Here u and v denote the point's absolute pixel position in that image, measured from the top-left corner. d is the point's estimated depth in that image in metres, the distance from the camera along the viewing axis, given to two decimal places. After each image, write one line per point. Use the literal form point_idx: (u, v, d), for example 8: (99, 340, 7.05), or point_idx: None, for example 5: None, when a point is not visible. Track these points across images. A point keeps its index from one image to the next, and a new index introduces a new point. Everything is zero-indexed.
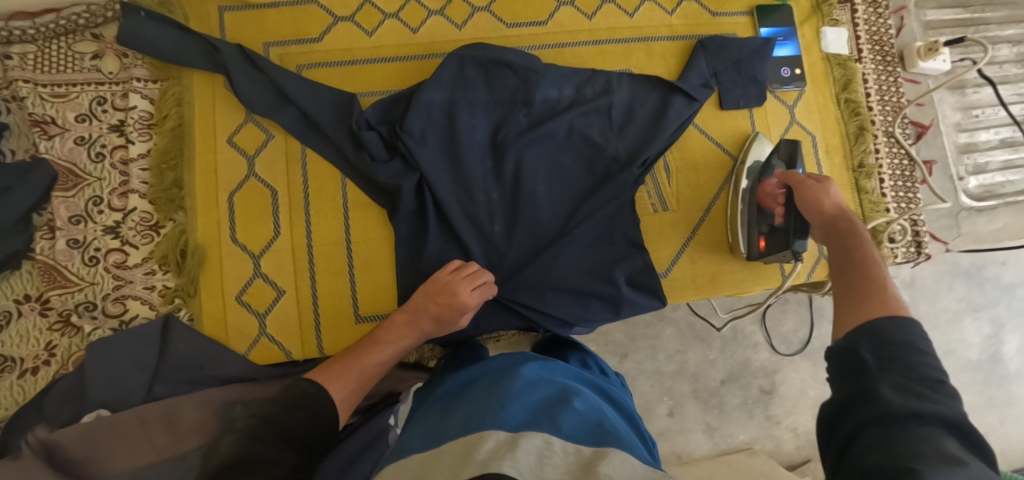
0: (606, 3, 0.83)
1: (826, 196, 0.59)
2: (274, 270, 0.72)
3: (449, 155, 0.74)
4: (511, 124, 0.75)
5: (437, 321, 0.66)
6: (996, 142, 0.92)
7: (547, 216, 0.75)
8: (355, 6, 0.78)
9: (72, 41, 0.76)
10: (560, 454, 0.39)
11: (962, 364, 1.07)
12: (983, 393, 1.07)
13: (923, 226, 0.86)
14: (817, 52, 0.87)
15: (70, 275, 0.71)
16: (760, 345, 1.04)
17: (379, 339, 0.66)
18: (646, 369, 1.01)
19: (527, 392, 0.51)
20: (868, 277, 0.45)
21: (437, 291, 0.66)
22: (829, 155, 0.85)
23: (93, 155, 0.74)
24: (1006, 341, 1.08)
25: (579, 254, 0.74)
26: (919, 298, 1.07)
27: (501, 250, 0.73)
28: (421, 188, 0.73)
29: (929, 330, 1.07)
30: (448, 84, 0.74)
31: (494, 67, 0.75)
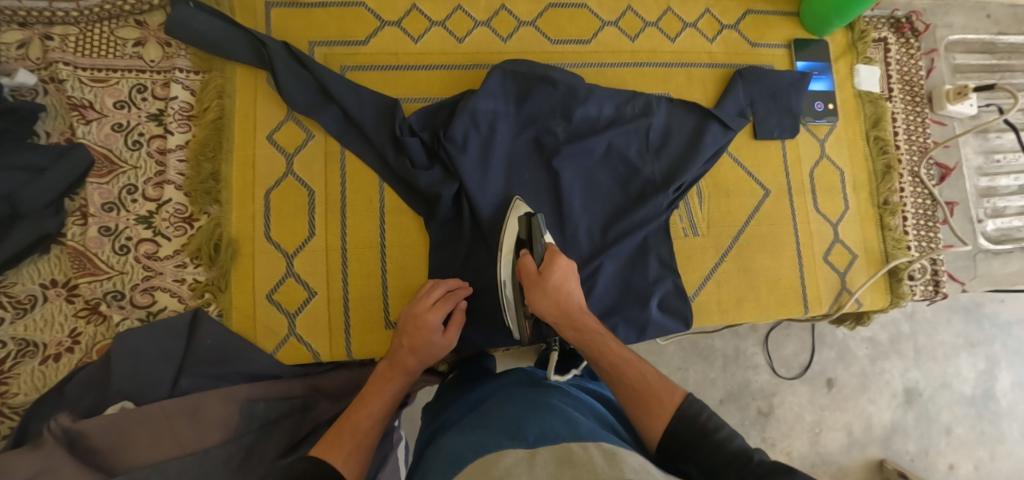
0: (649, 26, 0.84)
1: (548, 295, 0.58)
2: (307, 269, 0.72)
3: (487, 166, 0.74)
4: (553, 140, 0.76)
5: (419, 349, 0.60)
6: (1014, 187, 0.95)
7: (582, 234, 0.75)
8: (402, 12, 0.79)
9: (115, 26, 0.75)
10: (581, 449, 0.38)
11: (956, 398, 1.09)
12: (974, 428, 1.09)
13: (942, 264, 0.88)
14: (850, 88, 0.88)
15: (100, 263, 0.70)
16: (760, 367, 1.06)
17: (367, 393, 0.59)
18: None
19: (528, 405, 0.50)
20: (636, 389, 0.51)
21: (403, 323, 0.63)
22: (856, 190, 0.86)
23: (130, 142, 0.73)
24: (999, 378, 1.10)
25: (609, 272, 0.75)
26: (919, 331, 1.10)
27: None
28: (460, 198, 0.73)
29: (926, 364, 1.09)
30: (492, 96, 0.74)
31: (537, 81, 0.76)
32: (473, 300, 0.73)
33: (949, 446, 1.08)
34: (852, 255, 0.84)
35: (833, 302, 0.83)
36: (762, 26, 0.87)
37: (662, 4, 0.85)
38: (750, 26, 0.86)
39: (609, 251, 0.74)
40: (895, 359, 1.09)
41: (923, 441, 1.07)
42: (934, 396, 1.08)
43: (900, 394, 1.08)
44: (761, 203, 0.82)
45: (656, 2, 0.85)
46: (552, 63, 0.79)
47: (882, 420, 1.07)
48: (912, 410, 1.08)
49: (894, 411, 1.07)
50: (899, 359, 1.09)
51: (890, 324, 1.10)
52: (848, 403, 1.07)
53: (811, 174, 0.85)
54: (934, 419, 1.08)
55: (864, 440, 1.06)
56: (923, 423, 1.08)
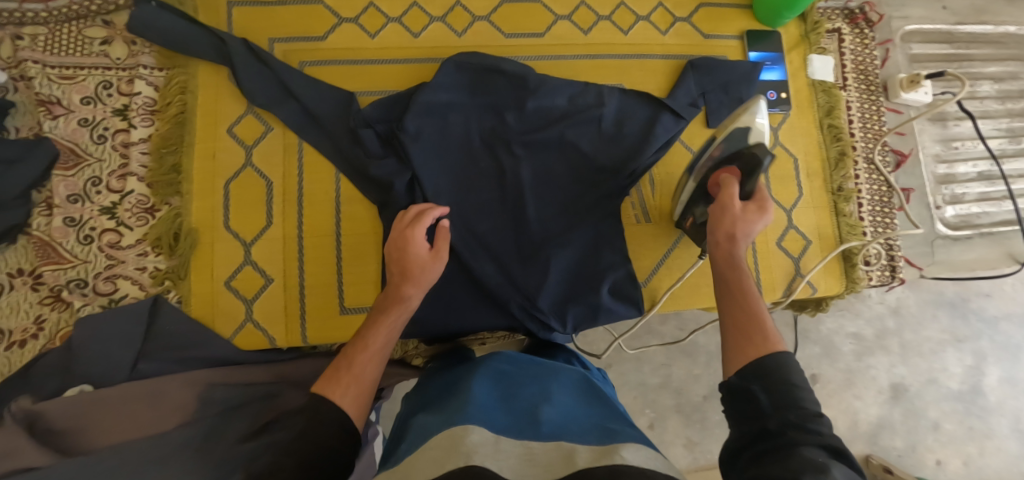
0: (602, 20, 0.86)
1: (744, 221, 0.58)
2: (263, 258, 0.74)
3: (440, 156, 0.76)
4: (506, 130, 0.78)
5: (409, 271, 0.62)
6: (974, 175, 0.96)
7: (534, 220, 0.77)
8: (360, 8, 0.81)
9: (83, 26, 0.78)
10: (542, 451, 0.40)
11: (943, 393, 1.08)
12: (962, 423, 1.08)
13: (898, 250, 0.89)
14: (803, 78, 0.90)
15: (64, 252, 0.73)
16: None
17: (368, 327, 0.58)
18: (630, 381, 1.03)
19: (494, 391, 0.53)
20: (748, 313, 0.50)
21: (392, 251, 0.64)
22: (810, 177, 0.87)
23: (96, 136, 0.76)
24: (987, 373, 1.10)
25: (561, 258, 0.76)
26: (905, 327, 1.09)
27: (492, 252, 0.75)
28: (414, 187, 0.74)
29: (913, 359, 1.08)
30: (445, 88, 0.77)
31: (491, 69, 0.78)
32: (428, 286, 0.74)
33: (937, 441, 1.07)
34: (806, 242, 0.85)
35: (788, 287, 0.84)
36: (715, 18, 0.89)
37: None
38: (703, 18, 0.88)
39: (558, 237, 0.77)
40: (880, 354, 1.08)
41: (911, 436, 1.06)
42: (921, 391, 1.08)
43: (886, 390, 1.07)
44: None
45: None
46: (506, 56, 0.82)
47: (868, 415, 1.06)
48: (899, 405, 1.07)
49: (880, 407, 1.07)
50: (885, 354, 1.08)
51: (876, 320, 1.10)
52: (833, 399, 1.06)
53: (764, 162, 0.86)
54: (921, 414, 1.07)
55: (849, 436, 1.05)
56: (910, 419, 1.07)
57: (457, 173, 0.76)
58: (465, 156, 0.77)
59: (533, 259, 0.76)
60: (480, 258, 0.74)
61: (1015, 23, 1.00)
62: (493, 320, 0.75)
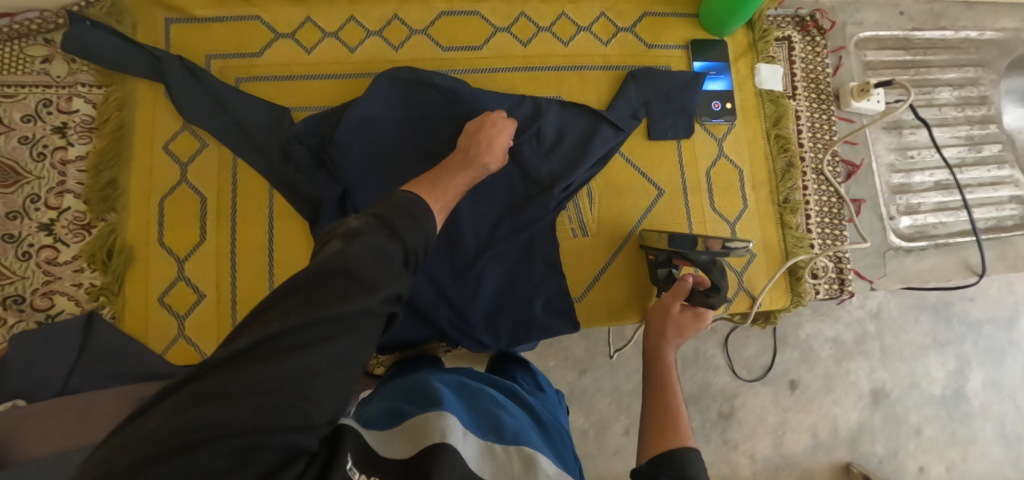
0: (542, 31, 0.85)
1: (679, 324, 0.64)
2: (197, 273, 0.75)
3: (373, 169, 0.75)
4: (439, 143, 0.78)
5: (494, 143, 0.69)
6: (930, 184, 0.95)
7: (468, 233, 0.76)
8: (297, 24, 0.82)
9: (24, 44, 0.79)
10: (505, 454, 0.42)
11: (925, 398, 1.05)
12: (945, 428, 1.05)
13: (848, 263, 0.87)
14: (750, 87, 0.88)
15: (3, 268, 0.74)
16: (720, 368, 1.01)
17: (448, 166, 0.65)
18: (605, 386, 1.01)
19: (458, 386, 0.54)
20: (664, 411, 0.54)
21: (480, 126, 0.71)
22: (755, 188, 0.86)
23: (35, 154, 0.77)
24: (970, 377, 1.06)
25: (493, 271, 0.76)
26: (885, 331, 1.05)
27: (423, 267, 0.74)
28: (345, 203, 0.75)
29: (893, 363, 1.05)
30: (377, 100, 0.76)
31: (423, 82, 0.78)
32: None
33: (919, 447, 1.04)
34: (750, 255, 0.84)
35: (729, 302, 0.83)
36: (659, 28, 0.88)
37: (556, 9, 0.86)
38: (647, 28, 0.87)
39: (490, 249, 0.76)
40: (860, 359, 1.04)
41: (892, 442, 1.03)
42: (902, 396, 1.04)
43: (867, 394, 1.04)
44: (654, 204, 0.83)
45: (550, 7, 0.86)
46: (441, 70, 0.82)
47: (847, 421, 1.03)
48: (879, 410, 1.03)
49: (860, 412, 1.03)
50: (865, 359, 1.04)
51: (855, 324, 1.05)
52: (812, 404, 1.02)
53: (707, 174, 0.85)
54: (902, 420, 1.04)
55: (829, 442, 1.02)
56: (891, 424, 1.03)
57: (389, 186, 0.75)
58: (397, 170, 0.76)
59: (464, 273, 0.75)
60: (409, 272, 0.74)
61: (974, 27, 0.99)
62: (424, 334, 0.76)
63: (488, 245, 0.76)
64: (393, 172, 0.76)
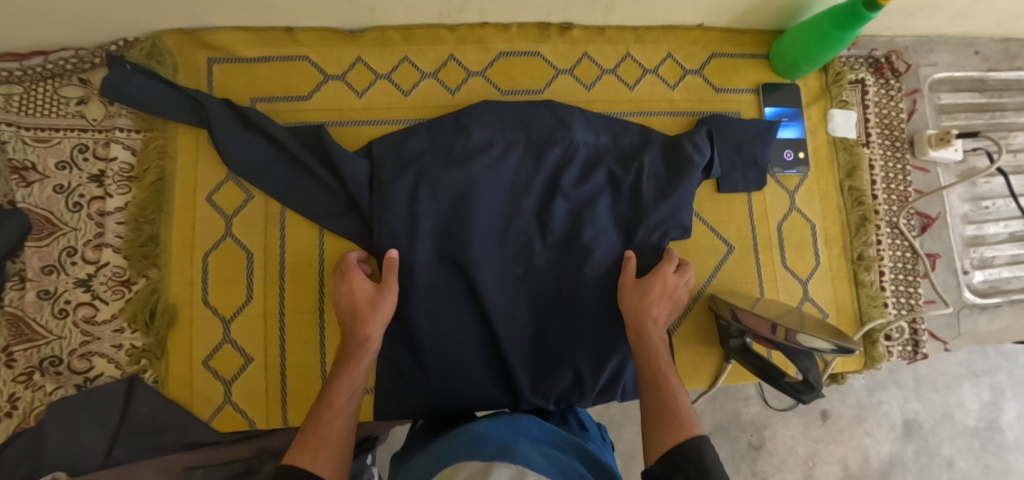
0: (606, 74, 0.81)
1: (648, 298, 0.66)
2: (243, 336, 0.71)
3: (460, 211, 0.71)
4: (528, 174, 0.74)
5: (374, 308, 0.65)
6: (1005, 235, 0.90)
7: (555, 281, 0.73)
8: (347, 65, 0.77)
9: (58, 84, 0.74)
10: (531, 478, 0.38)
11: (959, 429, 0.99)
12: (978, 460, 0.99)
13: (923, 324, 0.83)
14: (823, 135, 0.84)
15: (38, 328, 0.70)
16: (751, 398, 0.96)
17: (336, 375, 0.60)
18: (633, 415, 0.96)
19: (485, 436, 0.46)
20: (662, 401, 0.56)
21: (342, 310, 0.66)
22: (828, 244, 0.81)
23: (71, 204, 0.72)
24: (1005, 408, 1.00)
25: (580, 325, 0.72)
26: (919, 361, 1.00)
27: (511, 319, 0.71)
28: (424, 239, 0.70)
29: (926, 394, 0.99)
30: (482, 123, 0.74)
31: (526, 117, 0.75)
32: (441, 334, 0.71)
33: None
34: (824, 314, 0.80)
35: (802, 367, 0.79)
36: (728, 70, 0.83)
37: (620, 50, 0.81)
38: (715, 70, 0.82)
39: (577, 299, 0.72)
40: (893, 389, 0.99)
41: (925, 474, 0.98)
42: (935, 427, 0.98)
43: (899, 425, 0.98)
44: (723, 261, 0.78)
45: (614, 47, 0.81)
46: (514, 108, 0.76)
47: (879, 453, 0.97)
48: (911, 441, 0.98)
49: (892, 444, 0.98)
50: (898, 389, 0.99)
51: None
52: (843, 435, 0.97)
53: (779, 229, 0.81)
54: (934, 451, 0.98)
55: (860, 474, 0.96)
56: (923, 455, 0.98)
57: (481, 225, 0.71)
58: (490, 210, 0.72)
59: (552, 331, 0.72)
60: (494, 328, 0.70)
61: None
62: (494, 391, 0.72)
63: (582, 301, 0.72)
64: (487, 203, 0.72)
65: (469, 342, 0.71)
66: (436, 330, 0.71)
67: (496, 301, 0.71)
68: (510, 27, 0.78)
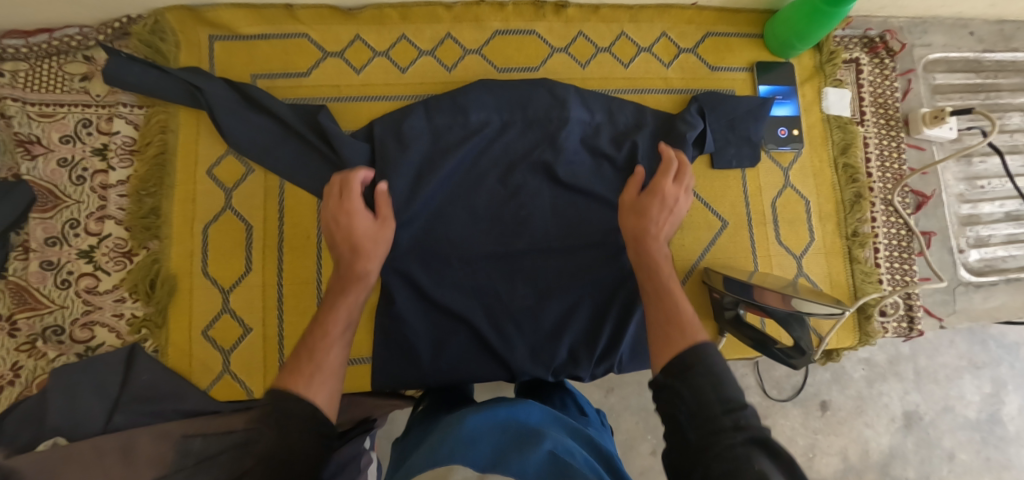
0: (601, 52, 0.82)
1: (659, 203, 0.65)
2: (242, 306, 0.72)
3: (458, 190, 0.74)
4: (525, 154, 0.75)
5: (360, 247, 0.62)
6: (1000, 215, 0.90)
7: (553, 259, 0.74)
8: (345, 42, 0.78)
9: (63, 61, 0.76)
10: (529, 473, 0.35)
11: (959, 421, 0.99)
12: (979, 453, 0.99)
13: (917, 300, 0.83)
14: (817, 112, 0.84)
15: (41, 297, 0.71)
16: (750, 389, 0.96)
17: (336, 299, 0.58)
18: (632, 404, 0.96)
19: (472, 442, 0.40)
20: (669, 316, 0.53)
21: (338, 235, 0.63)
22: (822, 220, 0.82)
23: (74, 177, 0.74)
24: (1007, 401, 1.00)
25: (576, 301, 0.73)
26: (919, 353, 0.99)
27: (509, 296, 0.72)
28: (422, 221, 0.72)
29: (927, 386, 0.99)
30: (480, 103, 0.75)
31: (523, 96, 0.76)
32: (439, 312, 0.72)
33: (952, 473, 0.98)
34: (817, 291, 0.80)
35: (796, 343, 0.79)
36: (722, 49, 0.83)
37: (615, 28, 0.82)
38: (710, 49, 0.83)
39: (575, 275, 0.73)
40: (893, 380, 0.99)
41: (925, 467, 0.97)
42: (936, 419, 0.98)
43: (899, 417, 0.98)
44: (717, 236, 0.79)
45: (609, 27, 0.82)
46: (512, 84, 0.77)
47: (879, 444, 0.97)
48: (912, 433, 0.98)
49: (892, 436, 0.98)
50: (898, 381, 0.99)
51: (889, 345, 0.99)
52: (843, 427, 0.97)
53: (773, 205, 0.81)
54: (935, 444, 0.98)
55: (860, 466, 0.96)
56: (923, 448, 0.98)
57: (477, 206, 0.73)
58: (488, 190, 0.74)
59: (552, 308, 0.72)
60: (494, 304, 0.72)
61: None
62: (497, 370, 0.72)
63: (580, 278, 0.73)
64: (485, 183, 0.74)
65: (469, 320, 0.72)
66: (436, 304, 0.71)
67: (493, 276, 0.73)
68: (506, 6, 0.79)
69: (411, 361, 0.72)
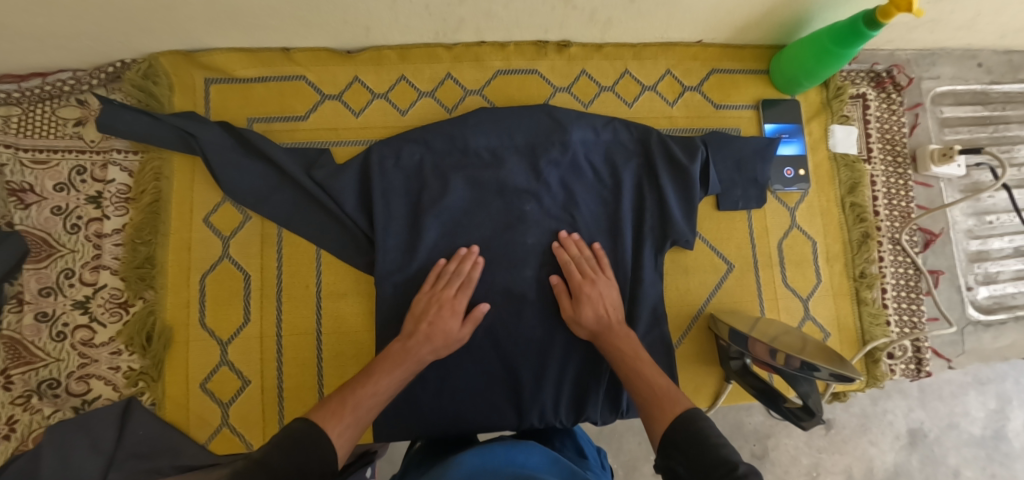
0: (604, 91, 0.80)
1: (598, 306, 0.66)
2: (240, 358, 0.71)
3: (461, 223, 0.72)
4: (527, 181, 0.73)
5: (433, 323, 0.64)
6: (1009, 250, 0.88)
7: (556, 290, 0.72)
8: (344, 85, 0.77)
9: (56, 106, 0.74)
10: None
11: (965, 438, 0.98)
12: (984, 469, 0.98)
13: (926, 343, 0.82)
14: (824, 151, 0.83)
15: (35, 350, 0.70)
16: (754, 407, 0.95)
17: (376, 369, 0.61)
18: (635, 424, 0.95)
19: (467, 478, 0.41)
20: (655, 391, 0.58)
21: (422, 312, 0.65)
22: (829, 262, 0.81)
23: (69, 226, 0.72)
24: (1013, 417, 0.99)
25: (580, 335, 0.72)
26: None
27: (512, 335, 0.71)
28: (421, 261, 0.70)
29: (933, 403, 0.98)
30: (480, 127, 0.74)
31: (522, 120, 0.74)
32: (441, 356, 0.70)
33: None
34: (824, 334, 0.79)
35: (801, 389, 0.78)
36: (727, 86, 0.82)
37: (619, 66, 0.81)
38: (715, 86, 0.82)
39: None
40: (898, 397, 0.97)
41: None
42: (941, 435, 0.97)
43: (905, 434, 0.97)
44: (723, 280, 0.78)
45: (613, 64, 0.80)
46: (511, 113, 0.75)
47: (884, 462, 0.96)
48: (916, 451, 0.97)
49: (897, 453, 0.96)
50: (903, 398, 0.97)
51: None
52: (848, 445, 0.96)
53: (779, 246, 0.80)
54: (940, 460, 0.97)
55: None
56: (928, 465, 0.97)
57: (479, 237, 0.72)
58: (489, 219, 0.72)
59: (557, 342, 0.71)
60: (497, 343, 0.71)
61: None
62: (504, 418, 0.70)
63: None
64: (485, 211, 0.72)
65: (472, 365, 0.71)
66: None
67: (496, 314, 0.71)
68: (507, 45, 0.78)
69: (413, 410, 0.70)
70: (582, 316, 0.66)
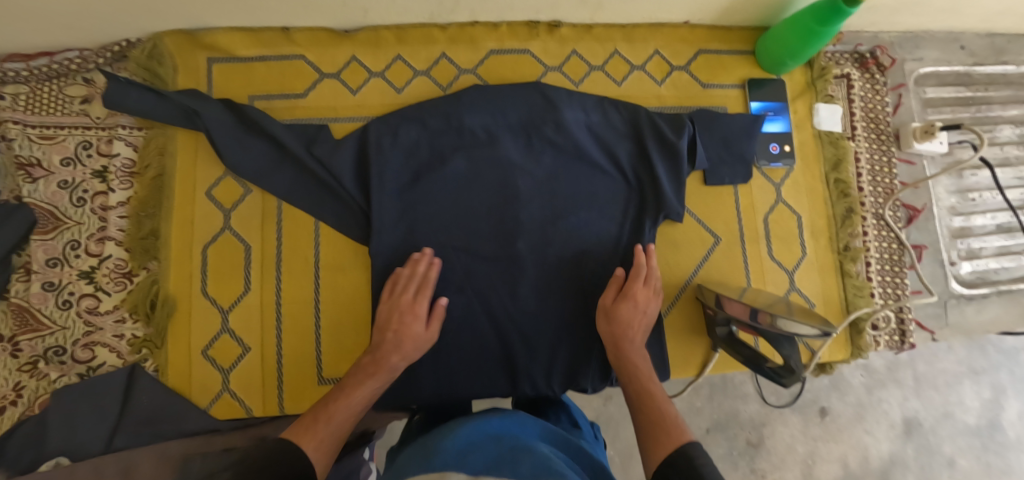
0: (594, 70, 0.83)
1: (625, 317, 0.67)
2: (241, 326, 0.73)
3: (455, 197, 0.74)
4: (519, 157, 0.75)
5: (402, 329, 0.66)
6: (992, 227, 0.91)
7: (549, 263, 0.74)
8: (342, 64, 0.79)
9: (64, 84, 0.77)
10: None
11: (959, 428, 0.99)
12: (979, 459, 0.99)
13: (909, 314, 0.84)
14: (809, 128, 0.85)
15: (43, 318, 0.72)
16: (750, 396, 0.96)
17: (346, 385, 0.62)
18: None
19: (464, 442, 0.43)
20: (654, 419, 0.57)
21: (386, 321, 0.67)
22: (815, 236, 0.83)
23: (75, 199, 0.75)
24: (1006, 406, 1.00)
25: (572, 305, 0.74)
26: (918, 358, 1.00)
27: (505, 304, 0.73)
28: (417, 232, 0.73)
29: (927, 392, 0.99)
30: (474, 105, 0.76)
31: (514, 99, 0.77)
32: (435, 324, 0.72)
33: None
34: (810, 304, 0.81)
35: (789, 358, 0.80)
36: (715, 66, 0.84)
37: (609, 47, 0.83)
38: (702, 66, 0.84)
39: (571, 279, 0.74)
40: (892, 387, 0.99)
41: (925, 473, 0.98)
42: (935, 426, 0.99)
43: (899, 424, 0.98)
44: (710, 253, 0.80)
45: (603, 45, 0.83)
46: (503, 91, 0.77)
47: (879, 451, 0.98)
48: (911, 441, 0.98)
49: (891, 442, 0.98)
50: (898, 387, 0.99)
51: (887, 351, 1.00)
52: (842, 434, 0.97)
53: (765, 221, 0.82)
54: (935, 450, 0.98)
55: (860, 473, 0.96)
56: (923, 454, 0.98)
57: (473, 211, 0.74)
58: (483, 193, 0.74)
59: (549, 313, 0.73)
60: (490, 312, 0.72)
61: None
62: (497, 383, 0.72)
63: (575, 281, 0.74)
64: (479, 187, 0.74)
65: (465, 333, 0.73)
66: None
67: (489, 285, 0.73)
68: (500, 26, 0.80)
69: (408, 376, 0.72)
70: (606, 326, 0.68)
